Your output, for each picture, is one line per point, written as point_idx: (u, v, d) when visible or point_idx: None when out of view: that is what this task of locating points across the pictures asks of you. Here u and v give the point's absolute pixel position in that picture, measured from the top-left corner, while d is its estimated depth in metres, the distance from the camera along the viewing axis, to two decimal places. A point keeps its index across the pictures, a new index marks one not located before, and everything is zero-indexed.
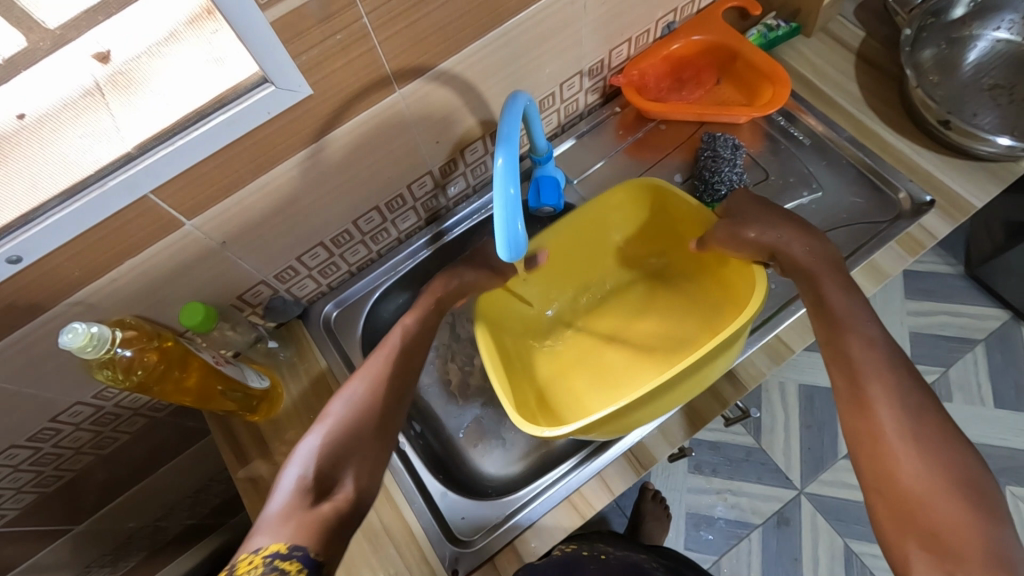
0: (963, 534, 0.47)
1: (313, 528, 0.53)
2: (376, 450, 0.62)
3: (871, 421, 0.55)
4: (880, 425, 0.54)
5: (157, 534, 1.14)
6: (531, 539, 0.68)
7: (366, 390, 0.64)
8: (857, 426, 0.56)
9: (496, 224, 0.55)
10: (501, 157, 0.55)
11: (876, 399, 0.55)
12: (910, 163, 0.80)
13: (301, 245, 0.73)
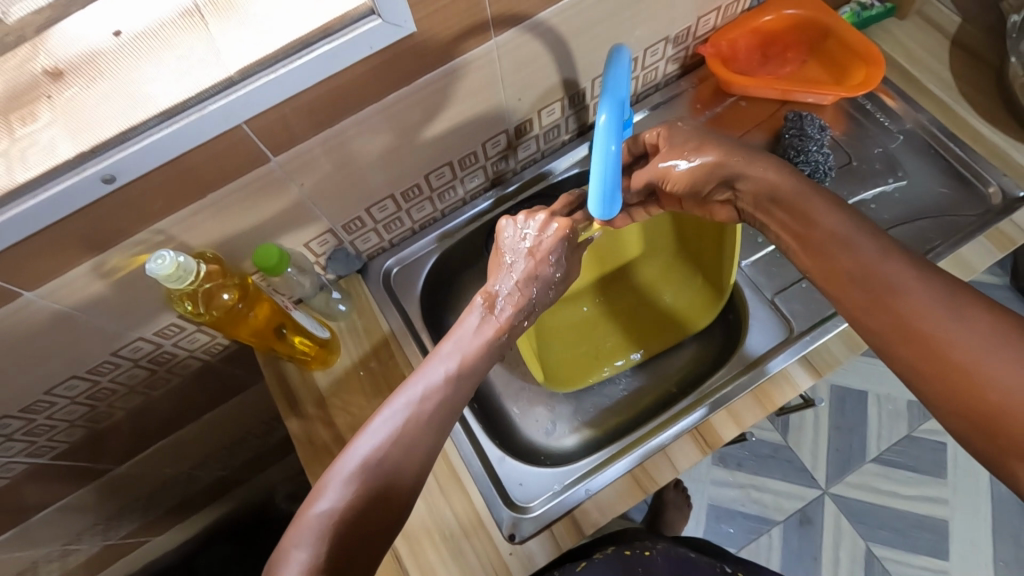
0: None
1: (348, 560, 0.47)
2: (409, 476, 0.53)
3: (931, 326, 0.47)
4: (930, 320, 0.47)
5: (190, 481, 1.16)
6: (590, 510, 0.67)
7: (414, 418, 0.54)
8: (902, 334, 0.48)
9: (592, 179, 0.53)
10: (603, 113, 0.51)
11: (907, 298, 0.49)
12: (1003, 157, 0.76)
13: (371, 196, 0.71)
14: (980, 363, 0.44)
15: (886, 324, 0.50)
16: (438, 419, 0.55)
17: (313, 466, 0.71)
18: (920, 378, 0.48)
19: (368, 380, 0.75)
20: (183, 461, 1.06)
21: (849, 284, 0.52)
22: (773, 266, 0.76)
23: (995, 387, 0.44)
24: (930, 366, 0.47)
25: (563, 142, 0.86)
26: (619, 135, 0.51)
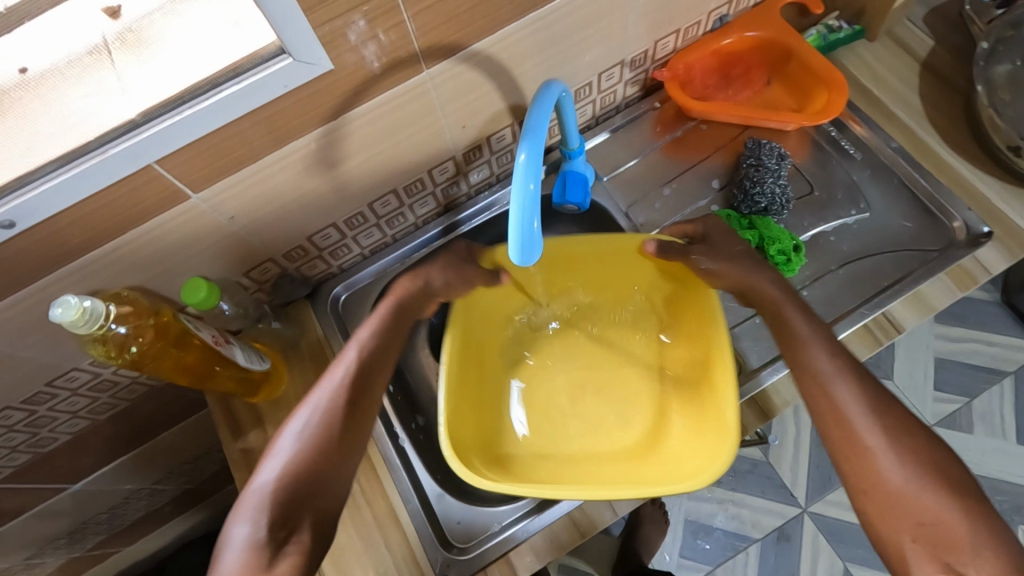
0: (959, 526, 0.51)
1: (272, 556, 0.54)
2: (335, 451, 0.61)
3: (838, 409, 0.59)
4: (846, 411, 0.59)
5: (154, 494, 1.15)
6: (526, 553, 0.65)
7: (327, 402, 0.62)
8: (828, 420, 0.60)
9: (511, 222, 0.50)
10: (524, 152, 0.49)
11: (834, 400, 0.59)
12: (969, 189, 0.74)
13: (311, 225, 0.69)
14: (879, 460, 0.56)
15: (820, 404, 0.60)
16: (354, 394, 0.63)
17: None
18: (840, 459, 0.59)
19: None
20: (143, 476, 1.05)
21: (800, 372, 0.62)
22: (728, 301, 0.74)
23: (894, 481, 0.54)
24: (853, 466, 0.57)
25: None
26: (540, 175, 0.49)
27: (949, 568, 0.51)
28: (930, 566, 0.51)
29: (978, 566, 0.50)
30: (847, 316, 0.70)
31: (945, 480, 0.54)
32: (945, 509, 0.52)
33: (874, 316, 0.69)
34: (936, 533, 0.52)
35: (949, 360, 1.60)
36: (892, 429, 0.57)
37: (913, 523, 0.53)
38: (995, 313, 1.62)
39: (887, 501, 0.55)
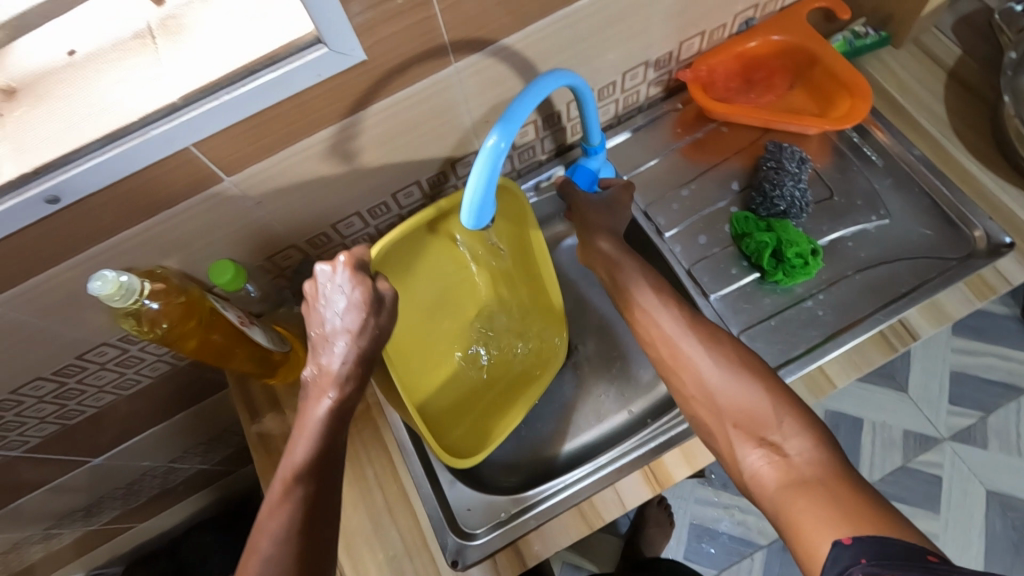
0: (761, 405, 0.55)
1: None
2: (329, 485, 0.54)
3: (690, 360, 0.60)
4: (682, 347, 0.61)
5: (170, 473, 1.18)
6: (535, 541, 0.66)
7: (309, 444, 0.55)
8: (670, 365, 0.61)
9: (470, 191, 0.53)
10: (494, 136, 0.51)
11: (663, 330, 0.63)
12: (992, 200, 0.73)
13: (335, 213, 0.71)
14: (703, 364, 0.59)
15: (667, 360, 0.62)
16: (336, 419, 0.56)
17: (269, 475, 0.72)
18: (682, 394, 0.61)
19: None
20: (161, 455, 1.08)
21: (640, 321, 0.65)
22: (744, 303, 0.74)
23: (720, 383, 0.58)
24: (679, 376, 0.60)
25: (539, 162, 0.85)
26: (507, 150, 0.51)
27: (763, 442, 0.54)
28: (753, 450, 0.54)
29: (783, 434, 0.53)
30: (863, 322, 0.70)
31: (768, 386, 0.56)
32: (753, 397, 0.56)
33: (891, 323, 0.69)
34: (752, 419, 0.55)
35: (965, 373, 1.58)
36: (703, 336, 0.61)
37: (732, 414, 0.56)
38: (1014, 328, 1.61)
39: (711, 401, 0.58)
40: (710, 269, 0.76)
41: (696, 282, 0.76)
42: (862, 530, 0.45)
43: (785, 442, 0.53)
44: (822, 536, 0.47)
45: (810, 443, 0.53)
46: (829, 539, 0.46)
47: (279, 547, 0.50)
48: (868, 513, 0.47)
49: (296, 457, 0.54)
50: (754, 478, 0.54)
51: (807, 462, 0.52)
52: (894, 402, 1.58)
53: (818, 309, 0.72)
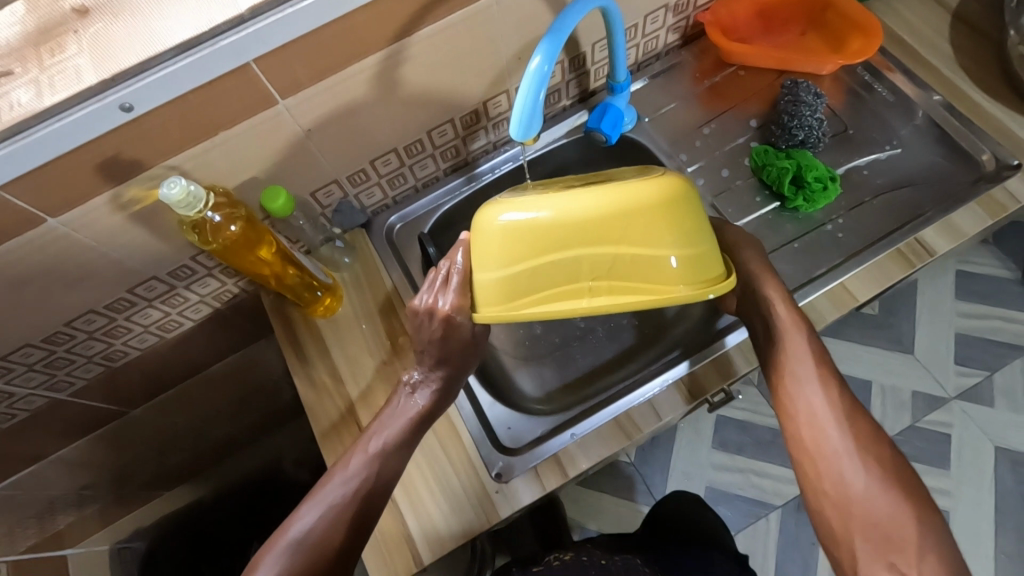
0: (907, 532, 0.56)
1: (332, 541, 0.61)
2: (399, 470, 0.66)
3: (830, 446, 0.61)
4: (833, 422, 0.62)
5: (199, 437, 1.20)
6: (574, 453, 0.69)
7: (400, 428, 0.66)
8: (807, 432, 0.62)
9: (516, 104, 0.56)
10: (539, 58, 0.55)
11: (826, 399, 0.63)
12: (1002, 128, 0.76)
13: (375, 149, 0.74)
14: (835, 455, 0.60)
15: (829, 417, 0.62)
16: (427, 412, 0.67)
17: (314, 405, 0.76)
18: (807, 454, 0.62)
19: (368, 330, 0.79)
20: (192, 413, 1.10)
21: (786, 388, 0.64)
22: (766, 230, 0.77)
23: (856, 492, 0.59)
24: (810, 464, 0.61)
25: (564, 108, 0.88)
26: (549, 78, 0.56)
27: (889, 564, 0.56)
28: (878, 562, 0.56)
29: (920, 566, 0.55)
30: (880, 243, 0.73)
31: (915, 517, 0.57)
32: (893, 521, 0.57)
33: (907, 243, 0.73)
34: (886, 537, 0.56)
35: (971, 336, 1.63)
36: (849, 440, 0.61)
37: (868, 524, 0.57)
38: (1016, 291, 1.67)
39: (842, 494, 0.59)
40: (731, 201, 0.80)
41: (720, 212, 0.79)
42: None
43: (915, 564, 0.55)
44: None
45: None
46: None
47: (344, 505, 0.63)
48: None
49: (370, 445, 0.65)
50: None
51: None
52: (903, 364, 1.61)
53: (839, 232, 0.75)
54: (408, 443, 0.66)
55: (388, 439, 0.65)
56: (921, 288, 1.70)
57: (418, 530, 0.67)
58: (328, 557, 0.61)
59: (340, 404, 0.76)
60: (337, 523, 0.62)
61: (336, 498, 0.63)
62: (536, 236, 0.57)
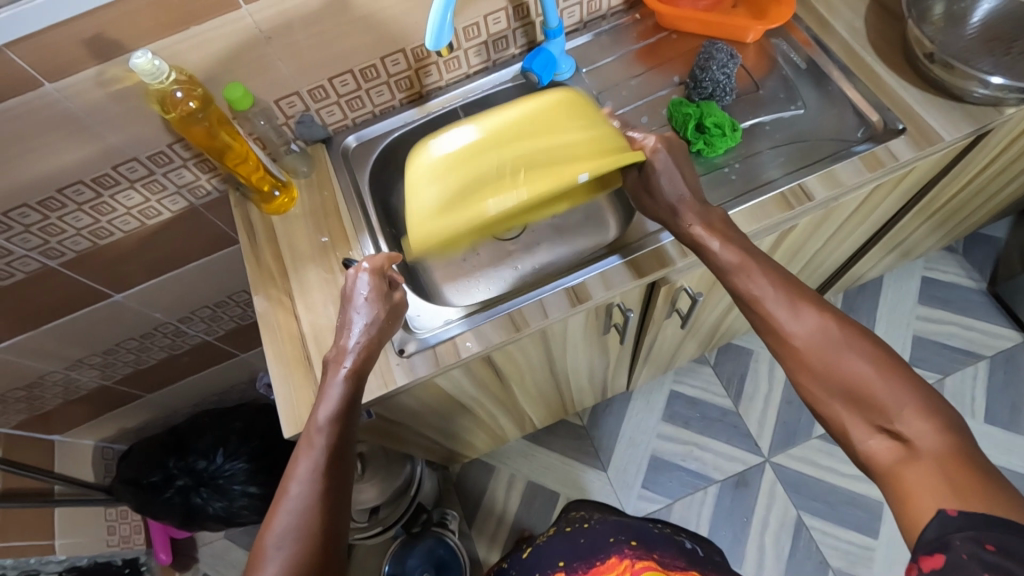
0: (881, 393, 0.58)
1: (316, 511, 0.61)
2: (350, 434, 0.68)
3: (783, 331, 0.65)
4: (781, 322, 0.65)
5: (178, 338, 1.32)
6: (469, 338, 0.80)
7: (340, 391, 0.69)
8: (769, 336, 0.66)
9: (431, 15, 0.67)
10: None
11: (772, 309, 0.65)
12: (894, 97, 0.85)
13: (331, 65, 0.86)
14: (798, 334, 0.64)
15: (795, 320, 0.64)
16: (362, 366, 0.71)
17: (257, 284, 0.87)
18: (785, 362, 0.65)
19: (311, 228, 0.90)
20: (171, 310, 1.22)
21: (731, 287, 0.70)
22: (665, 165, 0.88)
23: (828, 359, 0.61)
24: (785, 352, 0.65)
25: (512, 56, 0.99)
26: None
27: (881, 430, 0.57)
28: (870, 435, 0.58)
29: (901, 421, 0.56)
30: (766, 187, 0.82)
31: (883, 375, 0.58)
32: (879, 391, 0.58)
33: (790, 189, 0.81)
34: (865, 400, 0.58)
35: (926, 338, 1.67)
36: (810, 334, 0.63)
37: (846, 397, 0.60)
38: (979, 300, 1.71)
39: (804, 363, 0.63)
40: None
41: None
42: (969, 505, 0.49)
43: (904, 426, 0.56)
44: (928, 505, 0.51)
45: (923, 422, 0.55)
46: (933, 509, 0.51)
47: (314, 475, 0.63)
48: (983, 490, 0.50)
49: (319, 419, 0.67)
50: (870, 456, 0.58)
51: (927, 442, 0.54)
52: None
53: (731, 174, 0.85)
54: (350, 407, 0.69)
55: (335, 407, 0.68)
56: (884, 290, 1.74)
57: None
58: (317, 541, 0.60)
59: (280, 285, 0.87)
60: (317, 494, 0.62)
61: (308, 472, 0.63)
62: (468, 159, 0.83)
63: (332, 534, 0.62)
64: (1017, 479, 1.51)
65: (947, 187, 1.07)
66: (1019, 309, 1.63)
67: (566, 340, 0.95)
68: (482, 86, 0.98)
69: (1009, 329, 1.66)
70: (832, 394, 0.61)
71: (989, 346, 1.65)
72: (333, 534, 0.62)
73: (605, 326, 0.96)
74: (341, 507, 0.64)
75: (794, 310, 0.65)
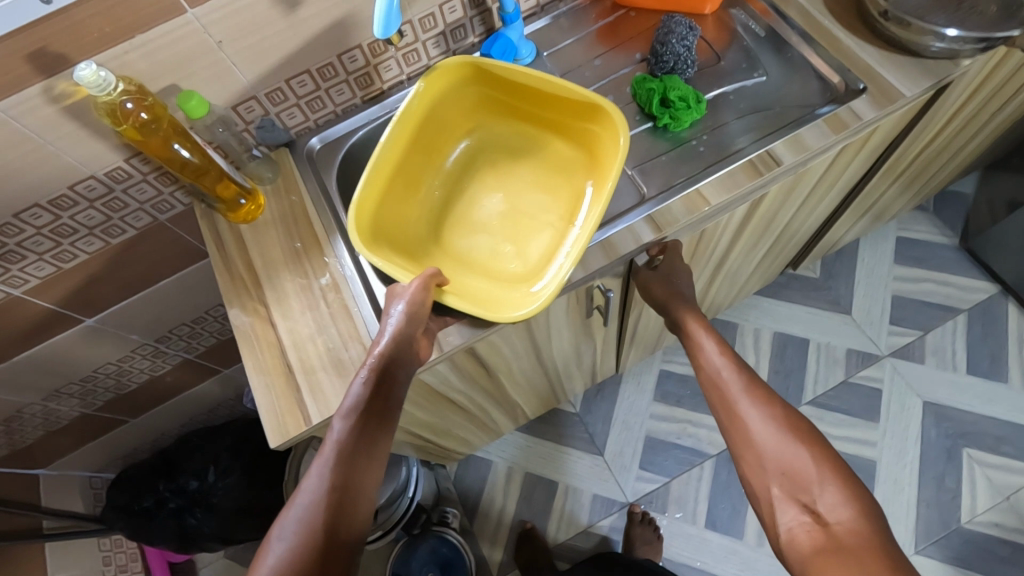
0: (813, 474, 0.67)
1: (323, 508, 0.65)
2: (372, 435, 0.70)
3: (734, 409, 0.77)
4: (739, 406, 0.77)
5: (159, 358, 1.30)
6: (449, 333, 0.80)
7: (366, 386, 0.71)
8: (720, 409, 0.78)
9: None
10: None
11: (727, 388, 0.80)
12: (853, 57, 0.85)
13: (287, 66, 0.84)
14: (753, 419, 0.74)
15: (759, 402, 0.75)
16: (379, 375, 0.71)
17: (229, 294, 0.85)
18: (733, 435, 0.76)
19: (282, 232, 0.88)
20: (148, 331, 1.19)
21: (700, 369, 0.82)
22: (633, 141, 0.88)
23: (780, 442, 0.71)
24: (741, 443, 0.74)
25: (472, 45, 0.98)
26: None
27: (806, 508, 0.66)
28: (793, 512, 0.67)
29: (825, 504, 0.65)
30: (733, 157, 0.82)
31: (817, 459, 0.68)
32: (815, 472, 0.68)
33: (758, 156, 0.81)
34: (795, 479, 0.68)
35: (905, 298, 1.70)
36: (770, 410, 0.74)
37: (781, 473, 0.69)
38: (954, 257, 1.74)
39: (753, 443, 0.73)
40: None
41: None
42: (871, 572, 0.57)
43: (827, 505, 0.65)
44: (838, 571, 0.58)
45: (845, 507, 0.64)
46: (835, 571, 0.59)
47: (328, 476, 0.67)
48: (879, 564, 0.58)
49: (343, 415, 0.70)
50: (791, 531, 0.66)
51: (843, 526, 0.63)
52: (839, 324, 1.69)
53: (699, 147, 0.85)
54: (374, 408, 0.71)
55: (358, 404, 0.70)
56: (860, 253, 1.77)
57: (309, 394, 0.77)
58: (320, 537, 0.64)
59: (253, 293, 0.85)
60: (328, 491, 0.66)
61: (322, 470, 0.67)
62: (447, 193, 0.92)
63: (337, 531, 0.65)
64: (1002, 428, 1.55)
65: (913, 145, 1.09)
66: (991, 261, 1.66)
67: (549, 327, 0.95)
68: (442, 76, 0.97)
69: (984, 282, 1.70)
70: (768, 474, 0.70)
71: (965, 300, 1.68)
72: (338, 531, 0.65)
73: (587, 310, 0.96)
74: (349, 507, 0.67)
75: (756, 399, 0.76)
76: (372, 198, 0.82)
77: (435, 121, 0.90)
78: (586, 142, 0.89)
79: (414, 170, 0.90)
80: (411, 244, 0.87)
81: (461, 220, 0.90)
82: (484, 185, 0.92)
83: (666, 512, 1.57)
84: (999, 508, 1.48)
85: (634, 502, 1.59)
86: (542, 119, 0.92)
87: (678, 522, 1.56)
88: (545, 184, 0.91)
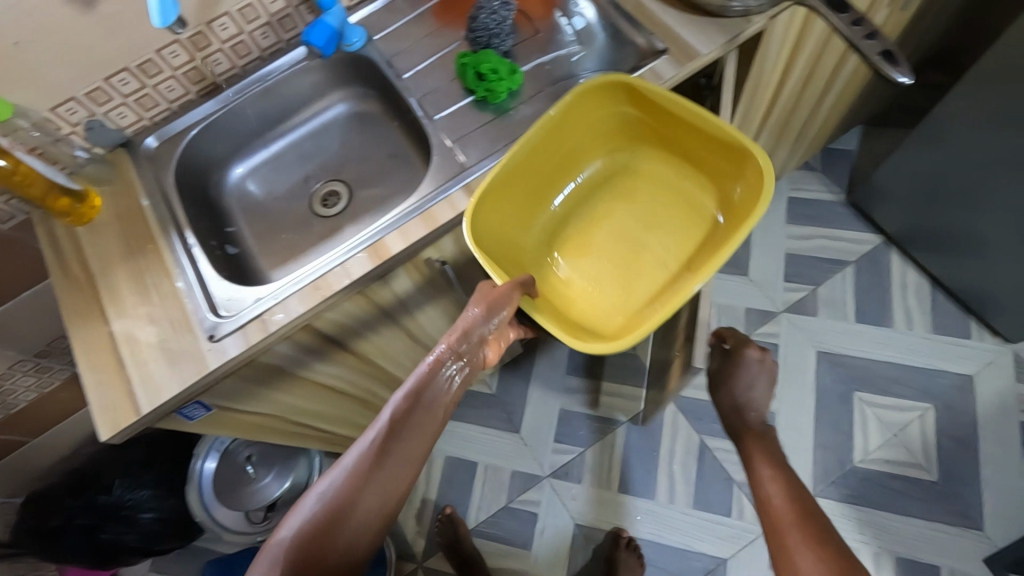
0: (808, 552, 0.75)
1: (337, 503, 0.65)
2: (416, 438, 0.72)
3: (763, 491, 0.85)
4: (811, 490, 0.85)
5: (44, 374, 1.28)
6: (277, 312, 0.80)
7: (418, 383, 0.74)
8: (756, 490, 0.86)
9: None
10: None
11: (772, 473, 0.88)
12: (656, 21, 0.90)
13: (102, 64, 0.85)
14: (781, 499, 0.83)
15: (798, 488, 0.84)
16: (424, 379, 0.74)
17: (64, 295, 0.85)
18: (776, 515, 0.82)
19: (117, 231, 0.89)
20: (23, 347, 1.18)
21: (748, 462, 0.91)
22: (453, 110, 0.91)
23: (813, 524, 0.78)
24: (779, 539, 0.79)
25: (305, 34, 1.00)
26: None
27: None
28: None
29: None
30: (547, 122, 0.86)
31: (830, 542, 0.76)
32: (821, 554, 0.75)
33: None
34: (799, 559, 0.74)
35: (798, 255, 1.77)
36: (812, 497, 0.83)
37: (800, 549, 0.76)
38: (842, 212, 1.82)
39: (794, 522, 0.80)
40: (436, 100, 0.93)
41: (422, 109, 0.92)
42: None
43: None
44: None
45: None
46: None
47: (356, 472, 0.67)
48: None
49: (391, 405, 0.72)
50: None
51: None
52: (739, 285, 1.75)
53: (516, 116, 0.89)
54: (422, 409, 0.73)
55: (406, 401, 0.72)
56: None
57: (139, 383, 0.78)
58: (334, 528, 0.64)
59: (87, 293, 0.85)
60: (355, 489, 0.66)
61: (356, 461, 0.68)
62: (598, 213, 1.00)
63: (349, 532, 0.64)
64: (891, 370, 1.62)
65: (753, 104, 1.14)
66: (874, 213, 1.74)
67: (410, 307, 0.96)
68: (277, 65, 0.99)
69: (870, 234, 1.78)
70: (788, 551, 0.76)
71: (853, 253, 1.76)
72: (352, 536, 0.64)
73: (449, 287, 0.97)
74: (373, 515, 0.66)
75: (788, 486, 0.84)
76: (496, 209, 0.88)
77: (560, 147, 0.94)
78: (716, 182, 0.93)
79: (545, 183, 0.96)
80: (524, 248, 0.95)
81: (595, 245, 0.98)
82: (643, 204, 0.98)
83: (583, 481, 1.62)
84: (889, 445, 1.55)
85: (551, 475, 1.63)
86: (696, 153, 0.93)
87: (595, 490, 1.61)
88: (655, 222, 0.97)
